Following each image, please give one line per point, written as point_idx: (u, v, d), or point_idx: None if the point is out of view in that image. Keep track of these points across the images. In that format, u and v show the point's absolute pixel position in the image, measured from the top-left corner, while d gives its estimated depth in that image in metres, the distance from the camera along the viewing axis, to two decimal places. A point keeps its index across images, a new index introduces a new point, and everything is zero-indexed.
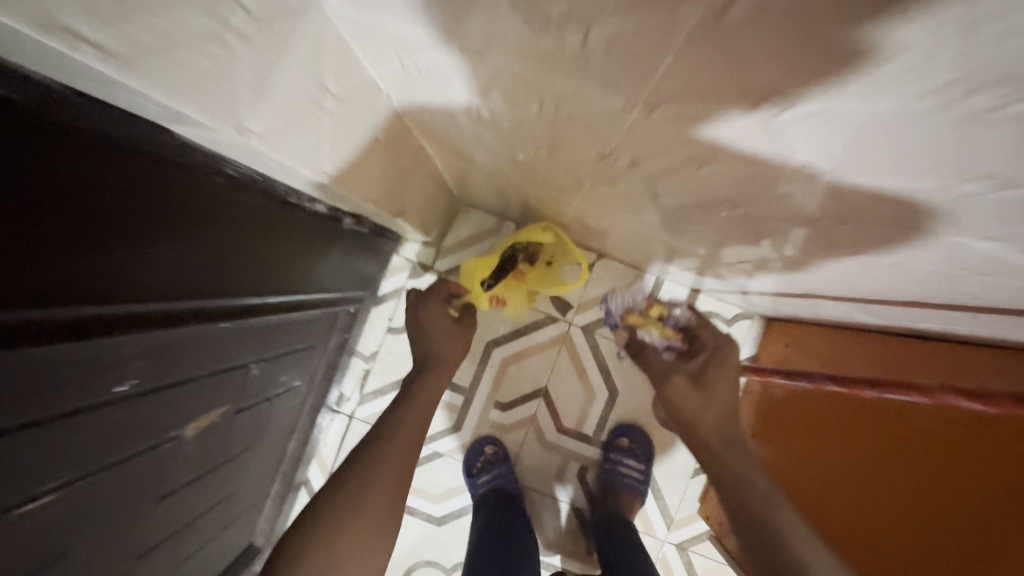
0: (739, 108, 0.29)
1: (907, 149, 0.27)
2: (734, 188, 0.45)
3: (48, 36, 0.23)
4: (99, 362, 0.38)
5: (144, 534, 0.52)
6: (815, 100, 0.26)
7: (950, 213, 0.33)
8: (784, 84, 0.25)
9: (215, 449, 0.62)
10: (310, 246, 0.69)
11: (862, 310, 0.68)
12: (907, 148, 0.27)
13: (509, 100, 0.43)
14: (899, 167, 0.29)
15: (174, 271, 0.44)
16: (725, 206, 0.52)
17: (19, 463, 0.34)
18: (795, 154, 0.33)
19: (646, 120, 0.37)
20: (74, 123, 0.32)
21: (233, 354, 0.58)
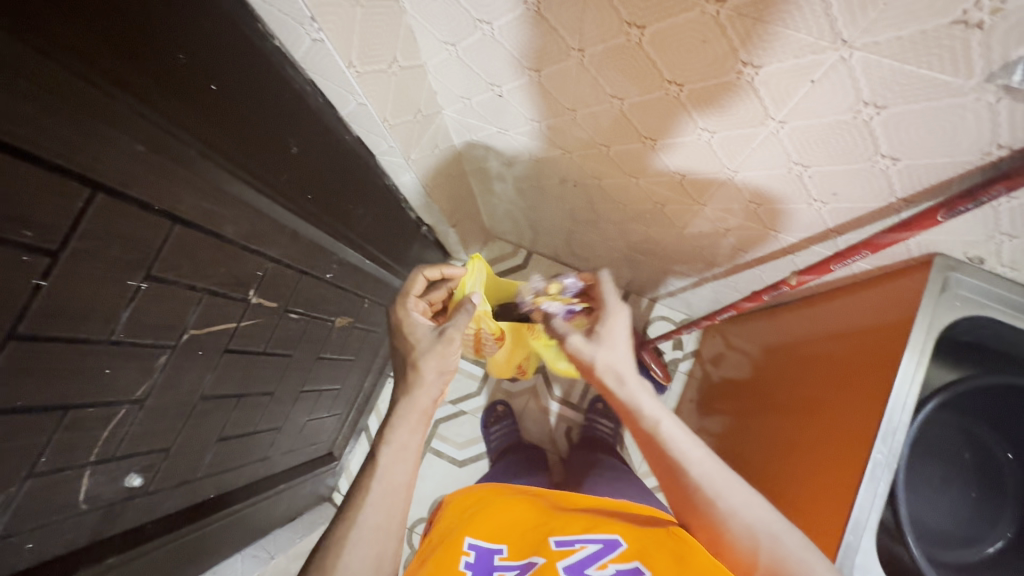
0: (649, 96, 0.54)
1: (736, 112, 0.50)
2: (643, 176, 0.74)
3: (343, 57, 0.54)
4: (275, 230, 0.64)
5: (264, 379, 0.77)
6: (683, 85, 0.50)
7: (738, 176, 0.62)
8: (653, 80, 0.51)
9: (320, 346, 0.90)
10: (399, 237, 1.03)
11: (761, 287, 0.95)
12: (735, 112, 0.50)
13: (518, 123, 0.73)
14: (734, 132, 0.53)
15: (322, 208, 0.72)
16: (646, 196, 0.82)
17: (238, 266, 0.60)
18: (687, 128, 0.56)
19: (597, 121, 0.64)
20: (297, 94, 0.59)
21: (344, 279, 0.88)
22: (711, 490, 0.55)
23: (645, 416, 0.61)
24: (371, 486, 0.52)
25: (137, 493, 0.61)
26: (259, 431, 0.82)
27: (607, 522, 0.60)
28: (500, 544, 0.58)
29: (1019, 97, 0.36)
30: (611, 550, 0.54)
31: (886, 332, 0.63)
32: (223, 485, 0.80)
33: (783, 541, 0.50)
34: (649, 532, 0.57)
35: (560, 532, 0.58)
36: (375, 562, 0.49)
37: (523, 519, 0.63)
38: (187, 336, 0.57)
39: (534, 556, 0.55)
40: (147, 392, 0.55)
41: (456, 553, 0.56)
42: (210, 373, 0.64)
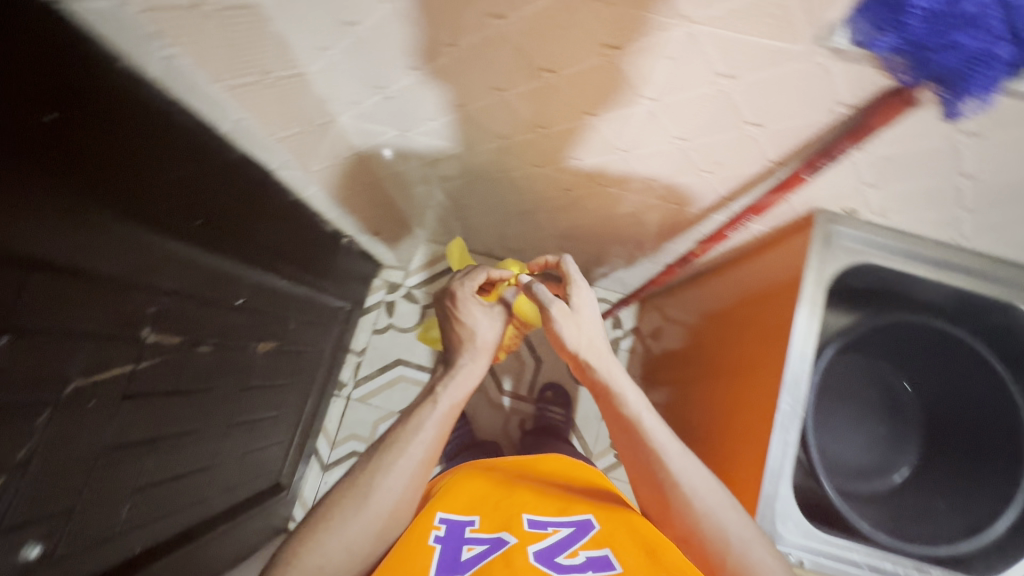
0: (531, 85, 0.54)
1: (670, 98, 0.49)
2: (549, 162, 0.74)
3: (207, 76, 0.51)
4: (160, 263, 0.60)
5: (182, 420, 0.72)
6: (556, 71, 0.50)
7: (631, 153, 0.63)
8: (529, 67, 0.51)
9: (245, 375, 0.86)
10: (319, 252, 0.99)
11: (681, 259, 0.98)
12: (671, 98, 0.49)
13: (414, 122, 0.72)
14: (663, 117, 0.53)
15: (216, 234, 0.67)
16: (559, 184, 0.82)
17: (123, 304, 0.56)
18: (574, 112, 0.57)
19: (487, 113, 0.64)
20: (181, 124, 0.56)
21: (259, 303, 0.84)
22: (693, 487, 0.57)
23: (632, 400, 0.63)
24: (424, 427, 0.65)
25: (43, 563, 0.56)
26: (185, 473, 0.78)
27: (580, 503, 0.65)
28: (472, 518, 0.63)
29: (847, 57, 0.39)
30: (582, 536, 0.59)
31: (784, 286, 0.66)
32: (153, 537, 0.75)
33: (751, 550, 0.53)
34: (620, 516, 0.62)
35: (534, 513, 0.63)
36: (408, 490, 0.61)
37: (494, 493, 0.68)
38: (73, 386, 0.53)
39: (504, 535, 0.59)
40: (33, 453, 0.50)
41: (426, 528, 0.60)
42: (112, 422, 0.60)
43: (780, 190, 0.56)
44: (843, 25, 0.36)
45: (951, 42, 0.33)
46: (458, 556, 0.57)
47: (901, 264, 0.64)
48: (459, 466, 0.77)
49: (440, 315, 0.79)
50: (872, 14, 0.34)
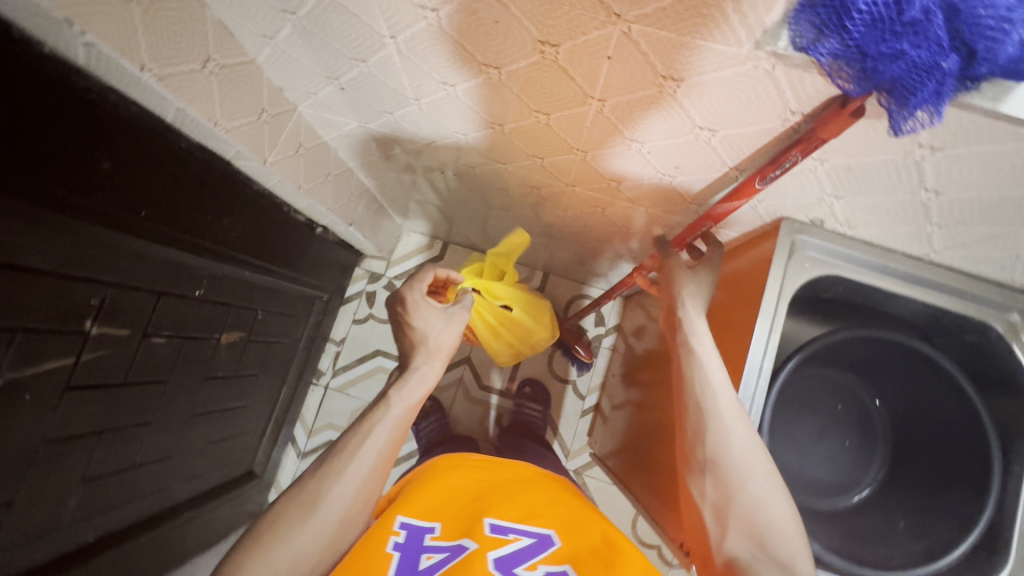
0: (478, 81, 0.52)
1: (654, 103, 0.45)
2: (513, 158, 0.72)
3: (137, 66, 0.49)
4: (100, 255, 0.58)
5: (135, 411, 0.72)
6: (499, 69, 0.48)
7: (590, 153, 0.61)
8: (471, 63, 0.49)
9: (208, 365, 0.85)
10: (290, 242, 0.98)
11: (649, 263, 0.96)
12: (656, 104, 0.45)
13: (373, 114, 0.70)
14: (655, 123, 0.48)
15: (167, 225, 0.66)
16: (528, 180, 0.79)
17: (57, 297, 0.55)
18: (525, 112, 0.55)
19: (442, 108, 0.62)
20: (116, 113, 0.54)
21: (222, 294, 0.83)
22: (721, 423, 0.53)
23: (703, 343, 0.60)
24: (377, 430, 0.62)
25: None
26: (140, 463, 0.77)
27: (541, 513, 0.65)
28: (432, 525, 0.63)
29: (790, 63, 0.36)
30: (542, 550, 0.59)
31: (740, 299, 0.64)
32: (107, 525, 0.75)
33: (769, 501, 0.50)
34: (579, 531, 0.63)
35: (497, 518, 0.62)
36: (361, 496, 0.58)
37: (457, 500, 0.68)
38: (4, 380, 0.52)
39: (464, 542, 0.59)
40: None
41: (386, 532, 0.59)
42: (54, 414, 0.59)
43: (737, 198, 0.53)
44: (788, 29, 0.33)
45: (897, 52, 0.31)
46: (417, 564, 0.56)
47: (869, 278, 0.61)
48: (427, 468, 0.77)
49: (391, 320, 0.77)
50: (817, 15, 0.32)
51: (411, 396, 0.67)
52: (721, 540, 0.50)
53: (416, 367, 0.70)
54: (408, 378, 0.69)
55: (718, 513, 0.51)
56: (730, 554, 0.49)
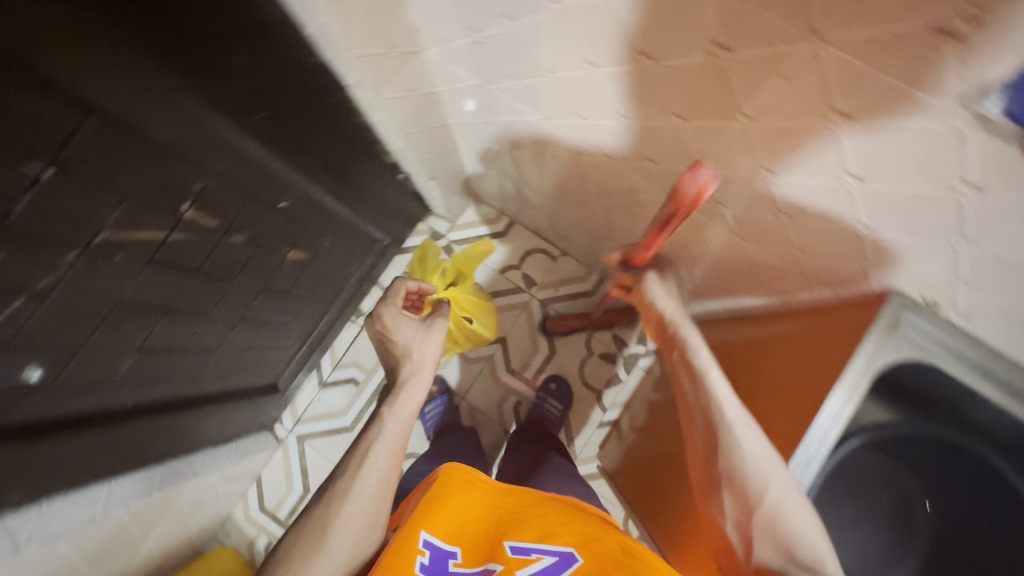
0: (627, 66, 0.50)
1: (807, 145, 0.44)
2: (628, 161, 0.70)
3: None
4: (211, 146, 0.60)
5: (197, 299, 0.75)
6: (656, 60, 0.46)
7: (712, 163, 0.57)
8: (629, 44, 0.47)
9: (269, 275, 0.88)
10: (372, 180, 0.99)
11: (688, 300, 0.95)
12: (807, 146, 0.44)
13: (497, 74, 0.68)
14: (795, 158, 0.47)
15: (273, 133, 0.67)
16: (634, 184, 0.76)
17: (166, 176, 0.57)
18: (660, 109, 0.53)
19: (570, 84, 0.60)
20: (267, 20, 0.55)
21: (301, 212, 0.85)
22: (732, 434, 0.63)
23: (702, 358, 0.70)
24: (377, 450, 0.72)
25: (38, 388, 0.60)
26: (188, 349, 0.81)
27: (560, 532, 0.65)
28: (454, 548, 0.65)
29: (992, 130, 0.34)
30: (566, 566, 0.60)
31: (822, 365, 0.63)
32: (144, 396, 0.79)
33: (787, 502, 0.58)
34: (599, 543, 0.63)
35: (517, 536, 0.64)
36: (370, 519, 0.67)
37: (475, 519, 0.69)
38: (102, 239, 0.55)
39: (490, 565, 0.60)
40: (49, 288, 0.53)
41: (411, 551, 0.61)
42: (132, 282, 0.62)
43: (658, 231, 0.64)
44: (1002, 94, 0.32)
45: None
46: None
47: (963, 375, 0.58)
48: (437, 472, 0.77)
49: (376, 340, 0.88)
50: None
51: (403, 411, 0.77)
52: (750, 548, 0.59)
53: (407, 383, 0.81)
54: (399, 395, 0.80)
55: (744, 523, 0.60)
56: (761, 557, 0.58)
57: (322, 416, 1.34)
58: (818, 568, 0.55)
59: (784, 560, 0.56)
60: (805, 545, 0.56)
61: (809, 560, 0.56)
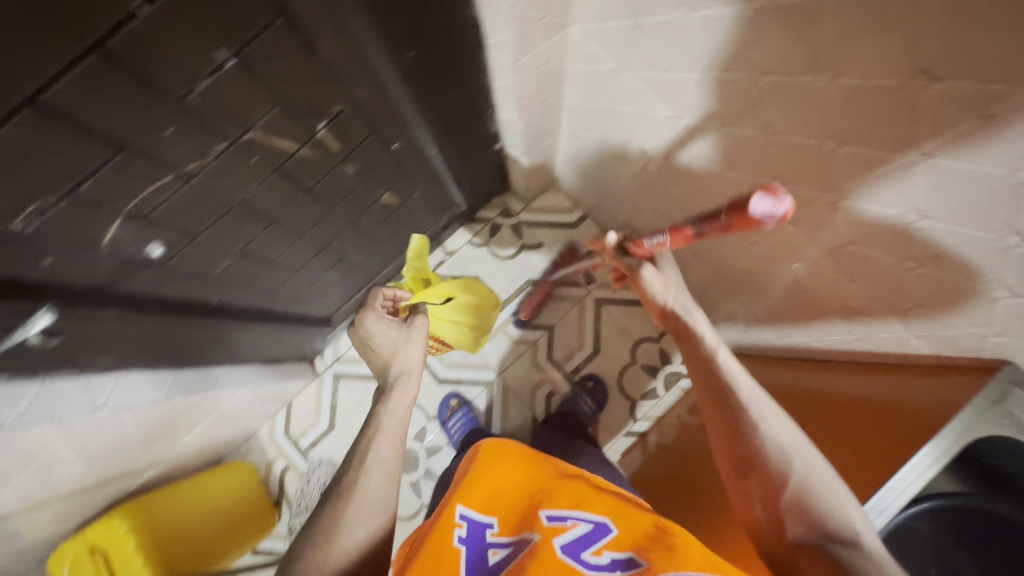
0: (809, 71, 0.50)
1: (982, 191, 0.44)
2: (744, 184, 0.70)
3: None
4: (364, 75, 0.62)
5: (301, 217, 0.78)
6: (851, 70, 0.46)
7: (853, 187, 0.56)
8: (826, 44, 0.46)
9: (363, 211, 0.90)
10: (473, 145, 1.01)
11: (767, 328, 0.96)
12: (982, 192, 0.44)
13: (640, 64, 0.69)
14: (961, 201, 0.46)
15: (416, 77, 0.69)
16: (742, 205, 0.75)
17: (319, 92, 0.59)
18: (826, 124, 0.53)
19: (724, 82, 0.60)
20: None
21: (408, 158, 0.87)
22: (755, 412, 0.60)
23: (707, 336, 0.68)
24: (380, 445, 0.67)
25: (156, 263, 0.63)
26: (277, 262, 0.84)
27: (602, 502, 0.63)
28: (491, 519, 0.66)
29: None
30: (603, 535, 0.57)
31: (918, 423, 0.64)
32: (228, 297, 0.83)
33: (815, 472, 0.55)
34: (635, 515, 0.60)
35: (552, 505, 0.63)
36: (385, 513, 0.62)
37: (511, 494, 0.70)
38: (248, 136, 0.57)
39: (525, 534, 0.61)
40: (194, 172, 0.55)
41: (449, 526, 0.64)
42: (257, 184, 0.64)
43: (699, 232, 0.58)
44: None
45: None
46: (483, 560, 0.59)
47: None
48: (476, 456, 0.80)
49: (359, 344, 0.85)
50: None
51: (399, 408, 0.73)
52: (781, 528, 0.55)
53: (397, 379, 0.76)
54: (391, 392, 0.75)
55: (770, 500, 0.56)
56: (794, 536, 0.53)
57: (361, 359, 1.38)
58: (861, 540, 0.50)
59: (820, 534, 0.52)
60: (841, 520, 0.52)
61: (849, 531, 0.51)
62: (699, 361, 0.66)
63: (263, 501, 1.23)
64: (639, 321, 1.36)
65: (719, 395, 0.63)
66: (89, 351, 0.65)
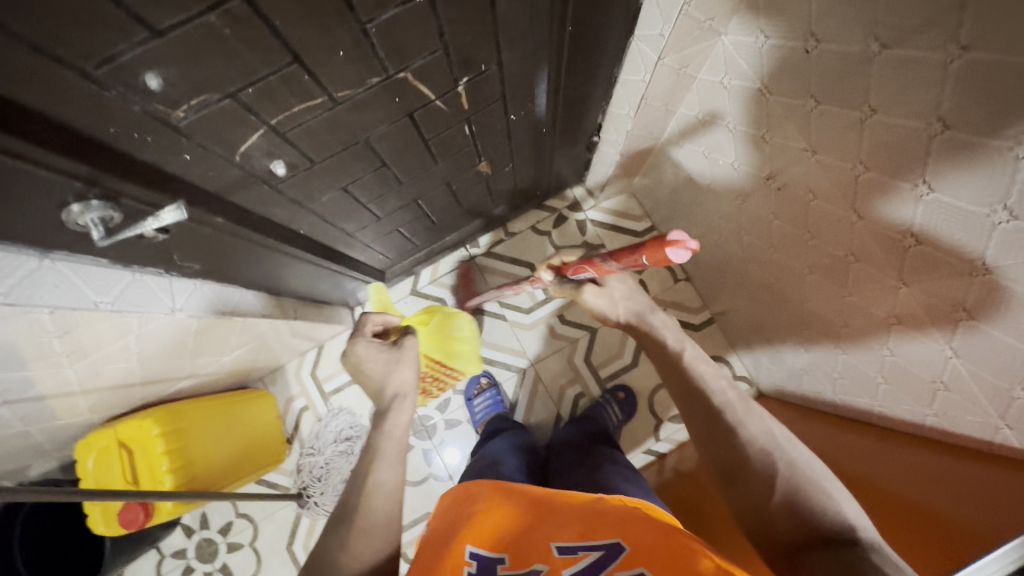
0: (976, 146, 0.47)
1: None
2: (861, 237, 0.68)
3: None
4: (516, 37, 0.60)
5: (406, 167, 0.76)
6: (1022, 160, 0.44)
7: (982, 271, 0.54)
8: (994, 127, 0.44)
9: (457, 174, 0.89)
10: (574, 131, 0.99)
11: (848, 384, 0.93)
12: None
13: (785, 90, 0.67)
14: None
15: (558, 48, 0.67)
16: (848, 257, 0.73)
17: (472, 47, 0.57)
18: (974, 201, 0.50)
19: (874, 131, 0.57)
20: None
21: (515, 130, 0.85)
22: (734, 416, 0.58)
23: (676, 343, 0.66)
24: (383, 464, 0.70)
25: (271, 182, 0.62)
26: (365, 207, 0.83)
27: (609, 517, 0.59)
28: (500, 552, 0.59)
29: None
30: (614, 558, 0.54)
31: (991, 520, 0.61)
32: (312, 230, 0.83)
33: (799, 466, 0.53)
34: (642, 526, 0.57)
35: (568, 533, 0.58)
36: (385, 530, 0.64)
37: (509, 516, 0.63)
38: (389, 77, 0.55)
39: (536, 565, 0.56)
40: (342, 100, 0.54)
41: (459, 565, 0.58)
42: (385, 126, 0.63)
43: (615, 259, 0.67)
44: None
45: None
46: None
47: None
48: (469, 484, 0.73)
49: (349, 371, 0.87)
50: None
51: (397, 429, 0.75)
52: (767, 528, 0.51)
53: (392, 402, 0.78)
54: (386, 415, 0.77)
55: (750, 497, 0.53)
56: (782, 534, 0.50)
57: None
58: (857, 533, 0.47)
59: (810, 529, 0.49)
60: (831, 514, 0.49)
61: (843, 525, 0.48)
62: (674, 368, 0.64)
63: (278, 432, 1.28)
64: None
65: (696, 401, 0.61)
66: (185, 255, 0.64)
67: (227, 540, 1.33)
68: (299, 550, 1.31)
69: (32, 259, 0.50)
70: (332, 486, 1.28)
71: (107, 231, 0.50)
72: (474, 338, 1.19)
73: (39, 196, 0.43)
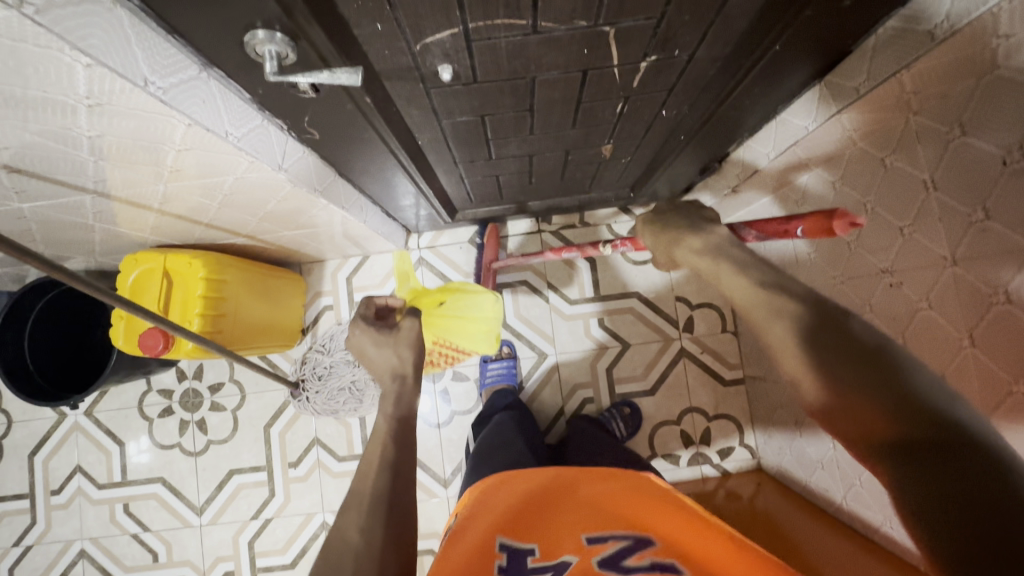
0: None
1: None
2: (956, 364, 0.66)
3: None
4: (717, 31, 0.58)
5: (544, 120, 0.75)
6: None
7: None
8: None
9: (581, 146, 0.87)
10: (703, 150, 0.96)
11: (856, 490, 0.93)
12: None
13: (949, 191, 0.63)
14: None
15: (748, 60, 0.65)
16: None
17: (678, 27, 0.55)
18: None
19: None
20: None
21: (655, 127, 0.83)
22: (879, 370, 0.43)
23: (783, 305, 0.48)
24: None
25: (427, 82, 0.61)
26: (486, 143, 0.82)
27: (626, 514, 0.61)
28: (530, 545, 0.57)
29: None
30: (644, 546, 0.55)
31: None
32: (427, 145, 0.81)
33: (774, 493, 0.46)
34: (666, 523, 0.58)
35: (591, 528, 0.59)
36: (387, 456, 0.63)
37: (527, 506, 0.64)
38: (591, 27, 0.53)
39: (568, 555, 0.55)
40: (541, 30, 0.52)
41: (487, 556, 0.55)
42: (555, 73, 0.61)
43: None
44: None
45: None
46: None
47: None
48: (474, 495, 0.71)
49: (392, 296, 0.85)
50: None
51: None
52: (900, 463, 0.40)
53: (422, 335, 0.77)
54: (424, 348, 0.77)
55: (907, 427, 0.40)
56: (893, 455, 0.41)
57: (449, 260, 1.37)
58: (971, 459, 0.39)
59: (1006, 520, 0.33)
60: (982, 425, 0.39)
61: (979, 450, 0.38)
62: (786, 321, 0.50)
63: (298, 316, 1.30)
64: (705, 392, 1.33)
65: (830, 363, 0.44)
66: (316, 121, 0.63)
67: (212, 398, 1.36)
68: (275, 434, 1.35)
69: (193, 66, 0.50)
70: (331, 389, 1.25)
71: (278, 67, 0.49)
72: (494, 320, 1.10)
73: (235, 4, 0.42)
